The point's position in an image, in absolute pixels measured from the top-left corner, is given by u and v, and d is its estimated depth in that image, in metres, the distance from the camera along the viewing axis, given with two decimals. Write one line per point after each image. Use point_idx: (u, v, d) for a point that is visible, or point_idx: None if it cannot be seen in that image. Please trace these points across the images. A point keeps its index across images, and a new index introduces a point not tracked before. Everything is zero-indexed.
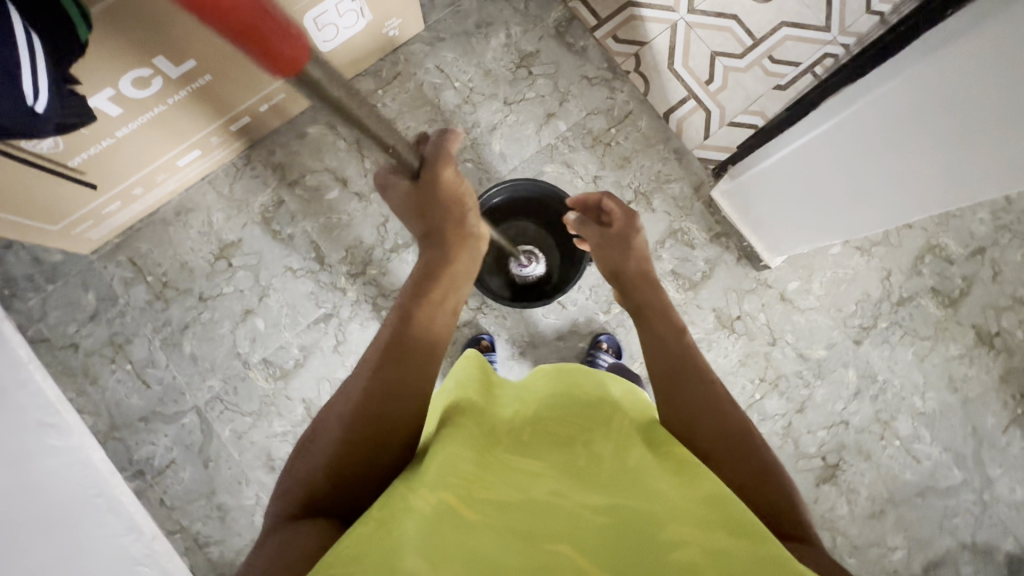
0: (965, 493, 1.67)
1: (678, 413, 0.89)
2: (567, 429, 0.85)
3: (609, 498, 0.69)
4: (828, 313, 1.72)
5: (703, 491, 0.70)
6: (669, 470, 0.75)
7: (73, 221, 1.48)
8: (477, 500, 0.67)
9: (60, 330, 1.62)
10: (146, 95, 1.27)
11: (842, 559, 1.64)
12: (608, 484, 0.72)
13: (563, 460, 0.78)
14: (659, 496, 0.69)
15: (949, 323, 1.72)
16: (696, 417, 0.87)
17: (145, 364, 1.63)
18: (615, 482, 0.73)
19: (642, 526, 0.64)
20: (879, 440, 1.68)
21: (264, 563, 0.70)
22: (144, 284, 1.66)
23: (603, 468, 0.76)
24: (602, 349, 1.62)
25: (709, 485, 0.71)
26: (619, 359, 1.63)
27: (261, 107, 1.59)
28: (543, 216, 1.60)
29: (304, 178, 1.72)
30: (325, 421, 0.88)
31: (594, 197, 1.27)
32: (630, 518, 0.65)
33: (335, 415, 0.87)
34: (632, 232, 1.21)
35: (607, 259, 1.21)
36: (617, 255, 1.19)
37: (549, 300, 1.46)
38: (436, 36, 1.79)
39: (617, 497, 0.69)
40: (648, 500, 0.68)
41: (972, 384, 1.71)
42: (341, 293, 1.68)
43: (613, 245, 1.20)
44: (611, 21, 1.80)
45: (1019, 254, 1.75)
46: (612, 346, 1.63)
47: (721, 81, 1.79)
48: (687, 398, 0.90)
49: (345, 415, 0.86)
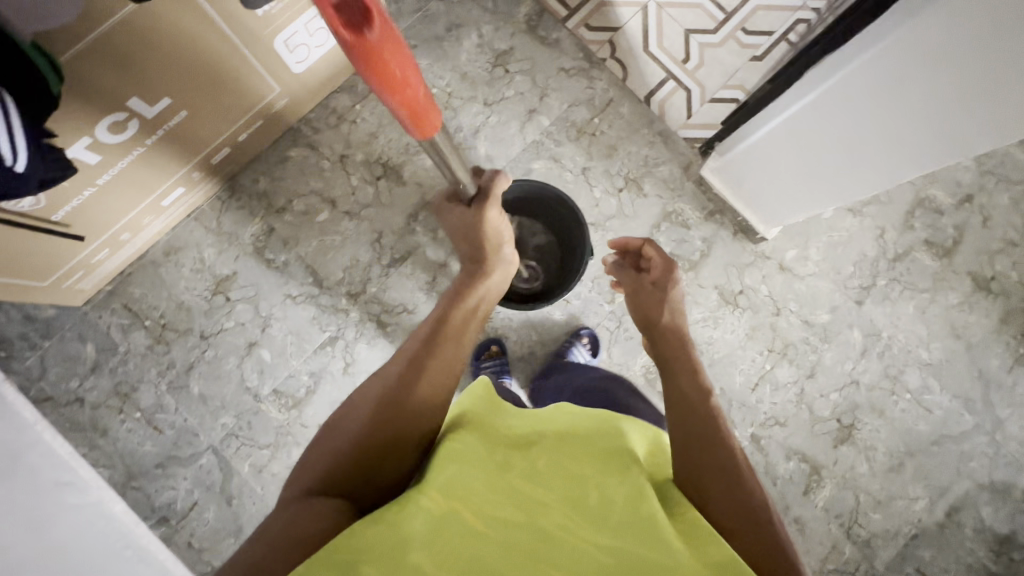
0: (978, 437, 1.71)
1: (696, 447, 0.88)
2: (584, 462, 0.84)
3: (614, 539, 0.70)
4: (827, 277, 1.74)
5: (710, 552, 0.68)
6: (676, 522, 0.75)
7: (64, 275, 1.44)
8: (489, 520, 0.71)
9: (63, 386, 1.59)
10: (124, 140, 1.24)
11: (865, 516, 1.65)
12: (617, 523, 0.72)
13: (573, 488, 0.78)
14: (665, 542, 0.68)
15: (946, 273, 1.75)
16: (706, 464, 0.86)
17: (154, 410, 1.61)
18: (624, 520, 0.72)
19: (638, 573, 0.65)
20: (890, 395, 1.71)
21: (277, 530, 0.75)
22: (142, 329, 1.63)
23: (614, 506, 0.75)
24: (581, 341, 1.63)
25: (715, 548, 0.70)
26: (595, 354, 1.64)
27: (240, 137, 1.56)
28: (540, 212, 1.58)
29: (292, 203, 1.69)
30: (353, 409, 0.93)
31: (635, 242, 1.32)
32: (633, 562, 0.66)
33: (364, 408, 0.92)
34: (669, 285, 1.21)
35: (638, 306, 1.22)
36: (648, 304, 1.20)
37: (558, 298, 1.43)
38: (408, 44, 1.76)
39: (623, 538, 0.70)
40: (650, 546, 0.68)
41: (974, 330, 1.74)
42: (344, 314, 1.66)
43: (648, 293, 1.21)
44: (582, 9, 1.79)
45: (1006, 197, 1.78)
46: (590, 340, 1.64)
47: (698, 59, 1.78)
48: (710, 438, 0.89)
49: (375, 410, 0.91)
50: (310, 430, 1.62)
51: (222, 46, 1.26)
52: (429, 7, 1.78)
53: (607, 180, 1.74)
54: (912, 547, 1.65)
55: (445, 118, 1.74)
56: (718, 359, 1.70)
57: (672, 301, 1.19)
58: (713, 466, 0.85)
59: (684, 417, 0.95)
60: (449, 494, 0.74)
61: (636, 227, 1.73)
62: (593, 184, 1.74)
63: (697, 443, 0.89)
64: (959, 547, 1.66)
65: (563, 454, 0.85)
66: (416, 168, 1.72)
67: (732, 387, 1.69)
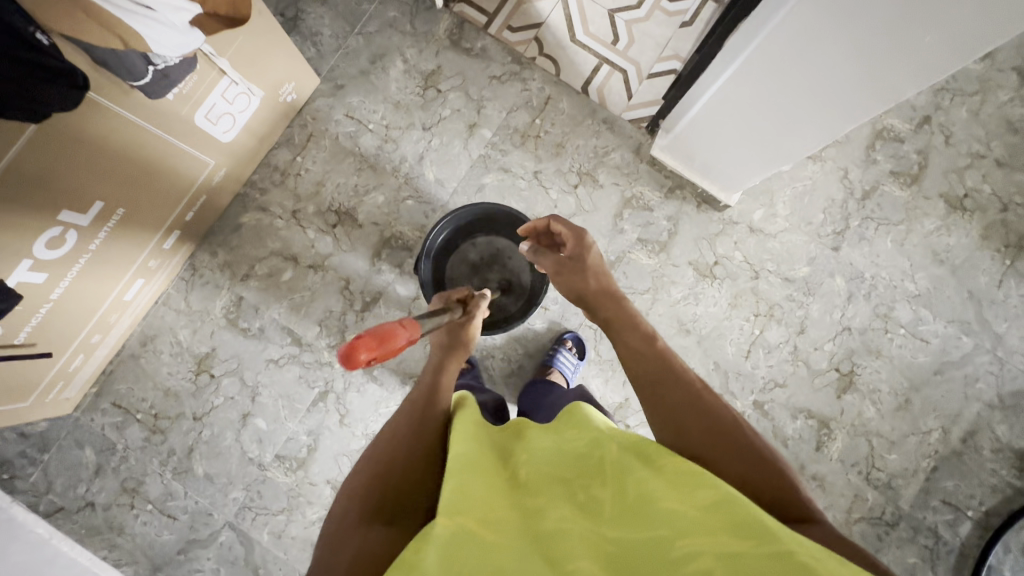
0: (981, 357, 1.68)
1: (673, 422, 0.84)
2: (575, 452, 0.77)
3: (619, 530, 0.63)
4: (800, 230, 1.70)
5: (708, 498, 0.62)
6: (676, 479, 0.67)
7: (45, 389, 1.45)
8: (495, 524, 0.64)
9: (71, 495, 1.61)
10: (67, 252, 1.24)
11: (885, 459, 1.65)
12: (621, 510, 0.65)
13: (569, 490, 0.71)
14: (670, 514, 0.62)
15: (917, 200, 1.72)
16: (692, 427, 0.82)
17: (164, 499, 1.62)
18: (628, 507, 0.65)
19: (650, 555, 0.58)
20: (885, 334, 1.68)
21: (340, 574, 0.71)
22: (136, 423, 1.64)
23: (615, 496, 0.68)
24: (567, 346, 1.62)
25: (716, 491, 0.63)
26: (583, 358, 1.62)
27: (188, 215, 1.55)
28: (503, 229, 1.55)
29: (255, 268, 1.68)
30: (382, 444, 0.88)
31: (543, 222, 1.23)
32: (642, 548, 0.59)
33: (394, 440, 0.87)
34: (584, 251, 1.14)
35: (568, 284, 1.14)
36: (575, 278, 1.13)
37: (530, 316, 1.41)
38: (336, 85, 1.74)
39: (627, 525, 0.63)
40: (654, 522, 0.61)
41: (956, 252, 1.71)
42: (329, 367, 1.66)
43: (569, 270, 1.14)
44: (501, 13, 1.75)
45: (963, 111, 1.74)
46: (577, 344, 1.63)
47: (627, 37, 1.74)
48: (678, 406, 0.86)
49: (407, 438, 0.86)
50: (320, 487, 1.63)
51: (144, 136, 1.24)
52: (349, 44, 1.75)
53: (561, 179, 1.71)
54: (935, 480, 1.64)
55: (387, 151, 1.72)
56: (708, 335, 1.67)
57: (597, 264, 1.14)
58: (708, 424, 0.82)
59: (651, 395, 0.90)
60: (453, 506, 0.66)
61: (600, 220, 1.70)
62: (548, 186, 1.71)
63: (673, 417, 0.85)
64: (980, 470, 1.65)
65: (551, 456, 0.77)
66: (368, 208, 1.70)
67: (727, 360, 1.66)
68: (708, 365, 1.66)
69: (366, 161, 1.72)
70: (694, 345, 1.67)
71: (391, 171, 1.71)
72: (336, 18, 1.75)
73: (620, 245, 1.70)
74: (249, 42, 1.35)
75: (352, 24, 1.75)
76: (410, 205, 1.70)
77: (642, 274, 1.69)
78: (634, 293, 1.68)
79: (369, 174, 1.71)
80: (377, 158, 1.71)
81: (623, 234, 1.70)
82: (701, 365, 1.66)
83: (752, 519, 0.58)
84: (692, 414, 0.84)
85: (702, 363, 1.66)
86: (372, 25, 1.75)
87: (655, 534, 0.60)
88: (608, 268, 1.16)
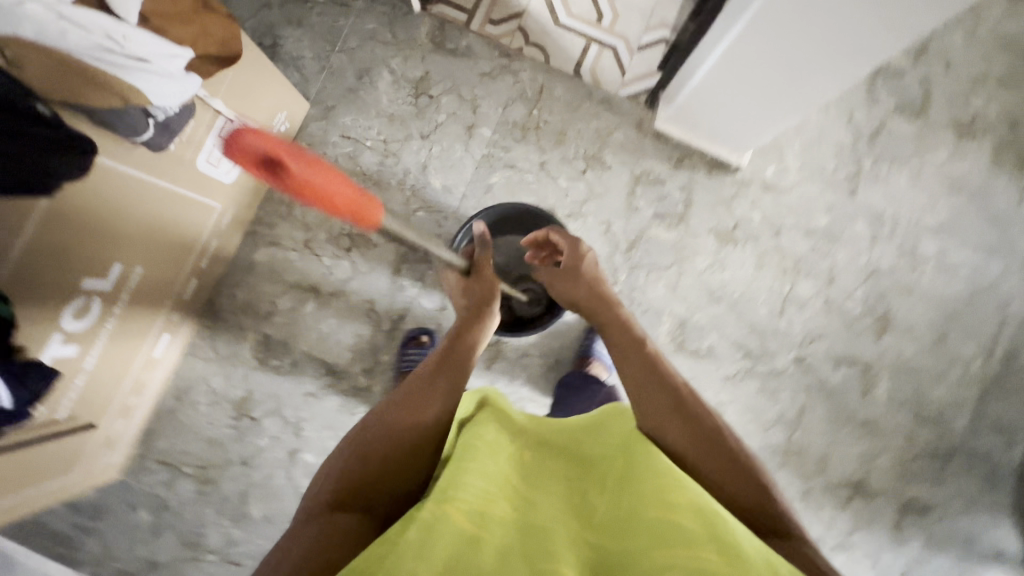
0: (1010, 279, 1.68)
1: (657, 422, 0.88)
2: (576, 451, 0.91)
3: (603, 542, 0.70)
4: (814, 180, 1.69)
5: (688, 502, 0.69)
6: (652, 483, 0.73)
7: (91, 459, 1.43)
8: (492, 518, 0.69)
9: (133, 558, 1.60)
10: (93, 320, 1.21)
11: (931, 394, 1.65)
12: (604, 531, 0.72)
13: (560, 504, 0.78)
14: (656, 518, 0.67)
15: (926, 132, 1.70)
16: (674, 428, 0.87)
17: (227, 547, 1.61)
18: (611, 529, 0.72)
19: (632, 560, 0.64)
20: (913, 271, 1.68)
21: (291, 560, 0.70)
22: (185, 477, 1.62)
23: (597, 520, 0.75)
24: None
25: (693, 495, 0.70)
26: None
27: (202, 262, 1.52)
28: (527, 228, 1.53)
29: (277, 304, 1.66)
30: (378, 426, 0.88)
31: (541, 235, 1.26)
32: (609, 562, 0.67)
33: (383, 433, 0.87)
34: (579, 259, 1.17)
35: (563, 294, 1.16)
36: (569, 287, 1.15)
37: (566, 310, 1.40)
38: (326, 107, 1.71)
39: (605, 540, 0.70)
40: (636, 533, 0.68)
41: (972, 178, 1.69)
42: (368, 391, 1.65)
43: (563, 278, 1.16)
44: (480, 7, 1.71)
45: (959, 35, 1.72)
46: None
47: (611, 12, 1.70)
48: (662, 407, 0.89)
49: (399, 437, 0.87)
50: None
51: (151, 191, 1.22)
52: (332, 63, 1.71)
53: (568, 167, 1.69)
54: (983, 407, 1.65)
55: (389, 166, 1.69)
56: (739, 299, 1.66)
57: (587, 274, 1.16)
58: (687, 422, 0.87)
59: (633, 394, 0.94)
60: (448, 496, 0.71)
61: (614, 202, 1.68)
62: (556, 175, 1.69)
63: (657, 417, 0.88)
64: None
65: (547, 465, 0.87)
66: None
67: (761, 321, 1.66)
68: (743, 328, 1.66)
69: (369, 179, 1.69)
70: (727, 311, 1.66)
71: (396, 185, 1.68)
72: (315, 39, 1.72)
73: (637, 223, 1.68)
74: (238, 78, 1.32)
75: (332, 42, 1.72)
76: (421, 217, 1.68)
77: (664, 249, 1.67)
78: (659, 269, 1.67)
79: (374, 192, 1.68)
80: (380, 174, 1.69)
81: (639, 212, 1.68)
82: (737, 330, 1.66)
83: (731, 520, 0.66)
84: (671, 413, 0.88)
85: (738, 328, 1.66)
86: (352, 40, 1.72)
87: (644, 523, 0.68)
88: (604, 275, 1.19)
